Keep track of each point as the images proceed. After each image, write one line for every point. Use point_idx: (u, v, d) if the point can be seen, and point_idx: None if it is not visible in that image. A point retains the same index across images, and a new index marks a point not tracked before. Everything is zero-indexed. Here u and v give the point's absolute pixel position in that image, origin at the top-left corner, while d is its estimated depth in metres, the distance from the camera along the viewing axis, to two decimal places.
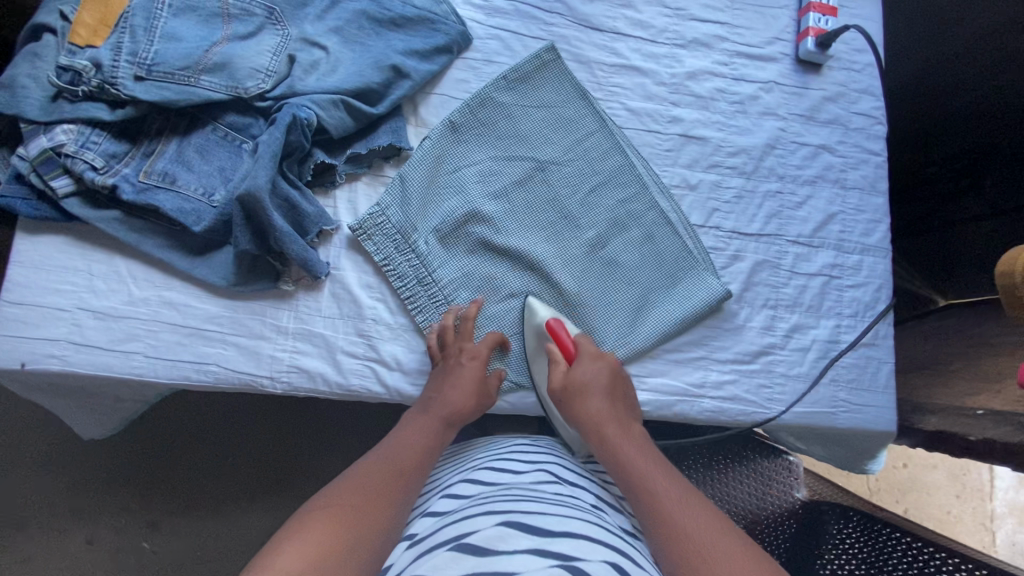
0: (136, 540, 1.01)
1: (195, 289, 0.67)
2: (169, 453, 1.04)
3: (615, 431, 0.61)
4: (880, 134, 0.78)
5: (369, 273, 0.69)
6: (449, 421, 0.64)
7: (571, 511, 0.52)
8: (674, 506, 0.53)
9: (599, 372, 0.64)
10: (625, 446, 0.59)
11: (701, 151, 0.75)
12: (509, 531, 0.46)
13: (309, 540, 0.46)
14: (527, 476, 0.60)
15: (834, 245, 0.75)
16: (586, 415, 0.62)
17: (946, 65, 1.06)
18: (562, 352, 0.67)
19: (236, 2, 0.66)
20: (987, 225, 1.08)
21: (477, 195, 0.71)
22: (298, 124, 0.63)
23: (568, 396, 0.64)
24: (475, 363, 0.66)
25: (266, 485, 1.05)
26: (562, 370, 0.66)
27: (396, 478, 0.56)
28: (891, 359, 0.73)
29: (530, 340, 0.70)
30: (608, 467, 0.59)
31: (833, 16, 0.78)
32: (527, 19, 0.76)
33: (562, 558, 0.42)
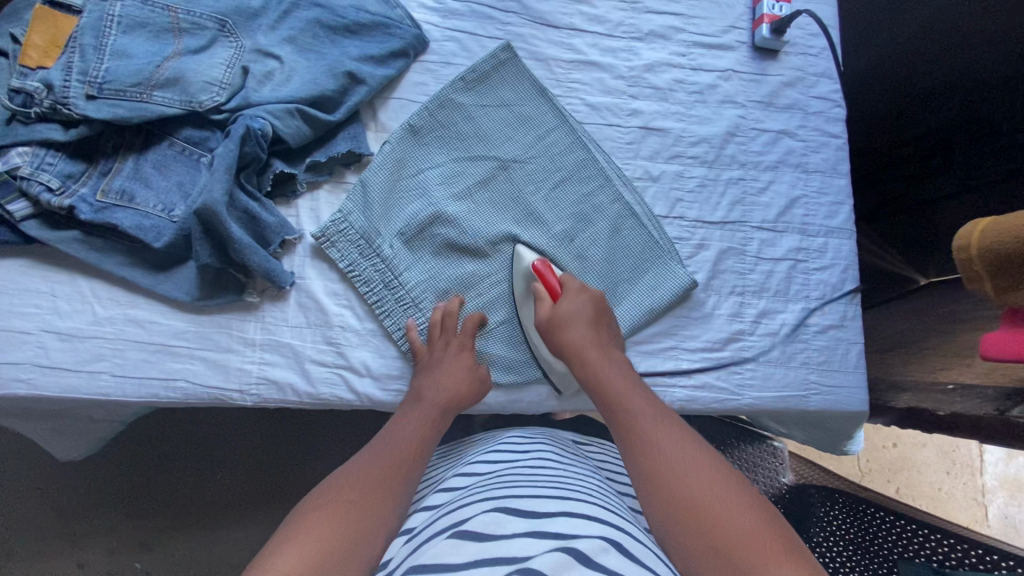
0: (128, 560, 1.00)
1: (160, 306, 0.67)
2: (153, 472, 1.03)
3: (598, 355, 0.62)
4: (839, 117, 0.79)
5: (335, 280, 0.69)
6: (447, 406, 0.63)
7: (565, 492, 0.54)
8: (652, 428, 0.54)
9: (583, 305, 0.65)
10: (608, 371, 0.61)
11: (662, 142, 0.76)
12: (505, 517, 0.47)
13: (309, 537, 0.45)
14: (524, 464, 0.61)
15: (798, 230, 0.75)
16: (569, 342, 0.63)
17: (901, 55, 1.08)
18: (546, 292, 0.67)
19: (186, 16, 0.66)
20: (963, 200, 1.09)
21: (441, 197, 0.71)
22: (252, 135, 0.63)
23: (552, 329, 0.64)
24: (465, 355, 0.67)
25: (252, 499, 1.04)
26: (547, 305, 0.66)
27: (398, 468, 0.55)
28: (860, 339, 0.74)
29: (519, 282, 0.70)
30: (589, 385, 0.61)
31: (787, 2, 0.78)
32: (483, 20, 0.76)
33: (561, 539, 0.44)
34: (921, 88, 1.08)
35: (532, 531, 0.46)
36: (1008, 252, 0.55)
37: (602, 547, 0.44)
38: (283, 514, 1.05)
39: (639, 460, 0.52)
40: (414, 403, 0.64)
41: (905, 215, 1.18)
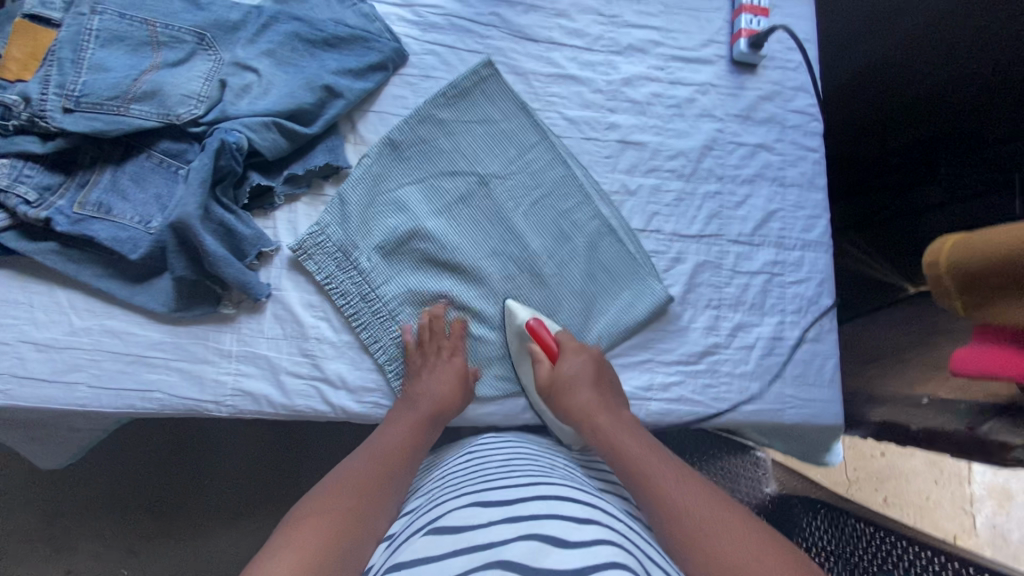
0: (114, 565, 1.00)
1: (138, 317, 0.67)
2: (138, 479, 1.03)
3: (608, 418, 0.62)
4: (817, 131, 0.79)
5: (311, 292, 0.70)
6: (434, 417, 0.65)
7: (539, 477, 0.56)
8: (670, 488, 0.54)
9: (585, 364, 0.66)
10: (619, 432, 0.60)
11: (640, 156, 0.76)
12: (481, 508, 0.50)
13: (302, 544, 0.47)
14: (500, 456, 0.63)
15: (774, 243, 0.75)
16: (578, 405, 0.63)
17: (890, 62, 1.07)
18: (545, 352, 0.68)
19: (165, 30, 0.67)
20: (949, 212, 1.09)
21: (420, 212, 0.72)
22: (227, 149, 0.63)
23: (557, 392, 0.65)
24: (455, 360, 0.69)
25: (238, 506, 1.05)
26: (546, 368, 0.67)
27: (383, 477, 0.57)
28: (835, 353, 0.74)
29: (513, 339, 0.71)
30: (605, 451, 0.60)
31: (764, 17, 0.79)
32: (462, 33, 0.77)
33: (532, 520, 0.46)
34: (907, 100, 1.08)
35: (507, 516, 0.48)
36: (972, 270, 0.56)
37: (574, 524, 0.46)
38: (269, 521, 1.05)
39: (674, 532, 0.50)
40: (404, 408, 0.65)
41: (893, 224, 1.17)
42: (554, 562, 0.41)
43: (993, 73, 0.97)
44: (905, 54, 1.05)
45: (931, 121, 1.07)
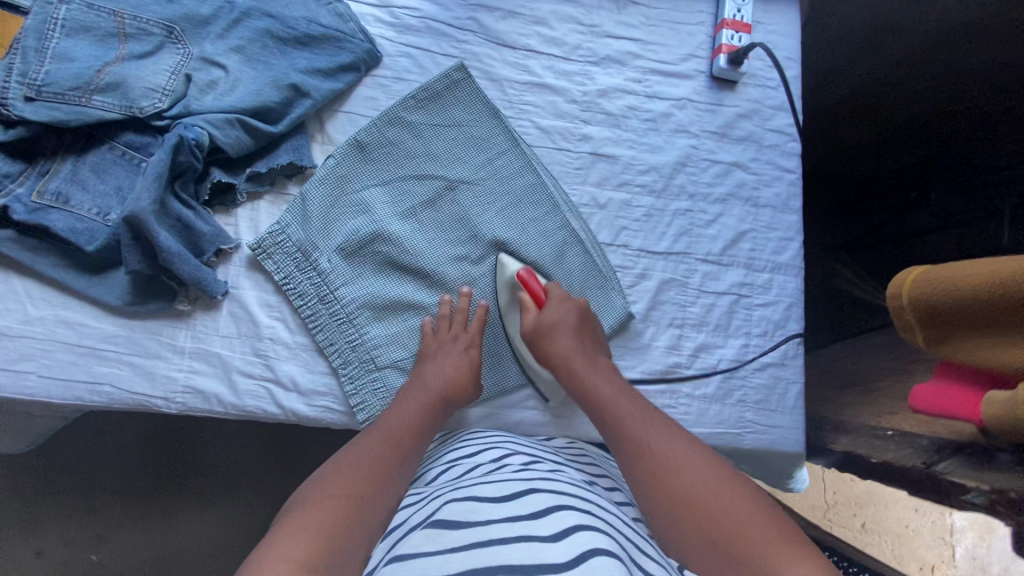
0: (83, 551, 1.00)
1: (92, 309, 0.66)
2: (107, 467, 1.03)
3: (585, 364, 0.64)
4: (794, 151, 0.78)
5: (270, 291, 0.69)
6: (445, 399, 0.64)
7: (533, 473, 0.55)
8: (635, 422, 0.57)
9: (567, 313, 0.66)
10: (596, 382, 0.62)
11: (610, 169, 0.75)
12: (477, 504, 0.48)
13: (307, 531, 0.46)
14: (494, 451, 0.61)
15: (743, 264, 0.74)
16: (556, 352, 0.64)
17: (863, 95, 1.07)
18: (531, 300, 0.69)
19: (133, 22, 0.66)
20: (940, 236, 1.05)
21: (384, 215, 0.71)
22: (186, 145, 0.63)
23: (537, 339, 0.66)
24: (471, 353, 0.67)
25: (211, 494, 1.04)
26: (532, 315, 0.68)
27: (395, 458, 0.57)
28: (800, 379, 0.72)
29: (503, 292, 0.71)
30: (581, 397, 0.62)
31: (746, 33, 0.78)
32: (438, 36, 0.76)
33: (532, 517, 0.46)
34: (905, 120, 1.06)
35: (507, 513, 0.47)
36: (940, 305, 0.53)
37: (565, 513, 0.46)
38: (241, 509, 1.04)
39: (637, 467, 0.53)
40: (417, 391, 0.64)
41: (885, 246, 1.13)
42: (553, 557, 0.41)
43: (991, 95, 0.93)
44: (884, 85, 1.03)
45: (930, 141, 1.05)
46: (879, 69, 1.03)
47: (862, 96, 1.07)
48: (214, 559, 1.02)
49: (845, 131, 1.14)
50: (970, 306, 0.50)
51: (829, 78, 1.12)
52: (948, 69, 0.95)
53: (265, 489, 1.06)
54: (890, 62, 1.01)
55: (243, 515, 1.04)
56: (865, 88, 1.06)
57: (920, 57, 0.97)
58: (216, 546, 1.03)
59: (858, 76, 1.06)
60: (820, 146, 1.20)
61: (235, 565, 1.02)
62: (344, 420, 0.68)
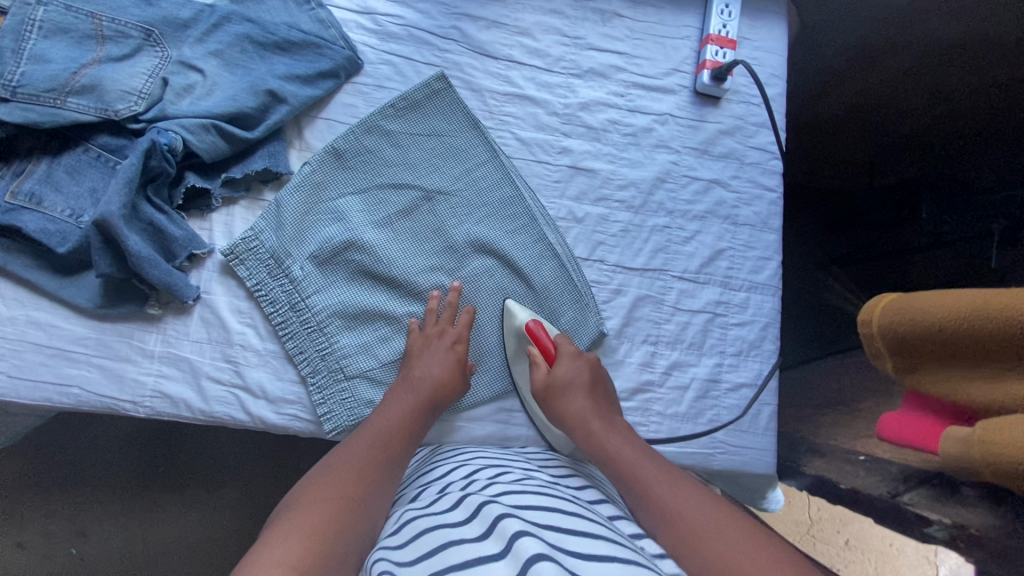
0: (65, 546, 0.97)
1: (63, 310, 0.66)
2: (95, 457, 1.00)
3: (602, 424, 0.62)
4: (776, 169, 0.77)
5: (241, 297, 0.69)
6: (433, 399, 0.64)
7: (495, 486, 0.55)
8: (662, 486, 0.55)
9: (578, 370, 0.65)
10: (614, 441, 0.60)
11: (589, 183, 0.74)
12: (438, 530, 0.48)
13: (298, 535, 0.48)
14: (463, 466, 0.61)
15: (720, 282, 0.73)
16: (571, 411, 0.63)
17: (850, 113, 1.05)
18: (541, 355, 0.68)
19: (111, 24, 0.66)
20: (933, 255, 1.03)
21: (359, 224, 0.70)
22: (158, 149, 0.63)
23: (550, 397, 0.65)
24: (459, 347, 0.68)
25: (193, 489, 1.01)
26: (542, 371, 0.67)
27: (382, 459, 0.58)
28: (773, 401, 0.72)
29: (512, 342, 0.71)
30: (599, 458, 0.60)
31: (731, 49, 0.77)
32: (421, 44, 0.76)
33: (489, 535, 0.46)
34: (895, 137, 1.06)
35: (467, 534, 0.47)
36: (905, 333, 0.51)
37: (507, 519, 0.46)
38: (228, 507, 1.01)
39: (666, 532, 0.52)
40: (405, 391, 0.64)
41: (879, 262, 1.10)
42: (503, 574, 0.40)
43: (990, 113, 0.93)
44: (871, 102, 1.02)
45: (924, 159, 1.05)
46: (862, 89, 1.01)
47: (848, 114, 1.06)
48: (196, 557, 0.99)
49: (831, 147, 1.13)
50: (934, 335, 0.49)
51: (810, 100, 1.09)
52: (940, 88, 0.95)
53: (247, 488, 1.02)
54: (874, 82, 0.99)
55: (226, 514, 1.01)
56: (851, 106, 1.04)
57: (910, 77, 0.96)
58: (203, 541, 1.00)
59: (842, 96, 1.04)
60: (805, 164, 1.18)
61: (215, 564, 0.99)
62: (311, 429, 0.68)
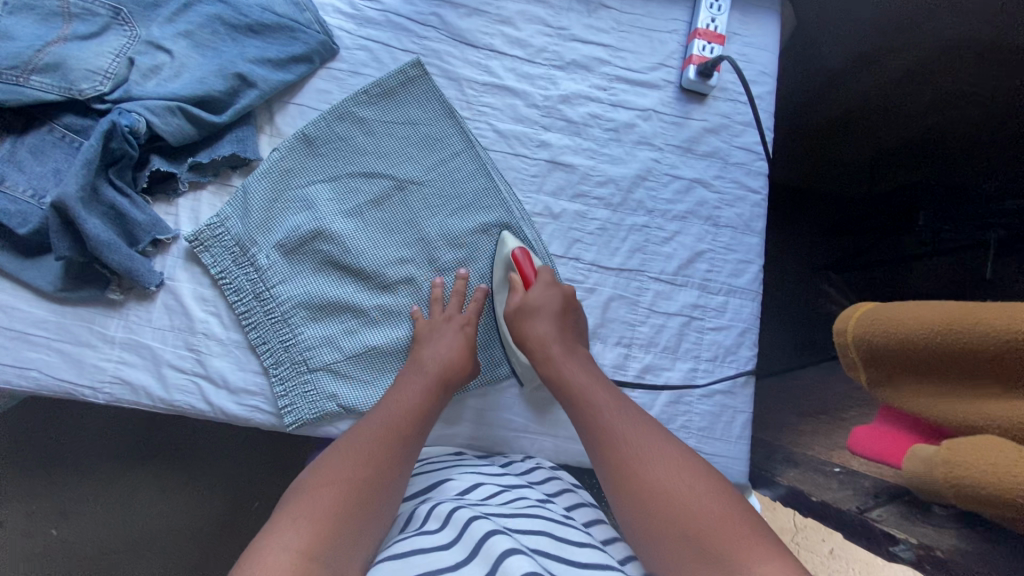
0: (42, 526, 0.97)
1: (24, 292, 0.65)
2: (75, 438, 1.00)
3: (562, 349, 0.61)
4: (761, 171, 0.75)
5: (205, 285, 0.67)
6: (445, 381, 0.62)
7: (489, 505, 0.54)
8: (609, 411, 0.55)
9: (552, 299, 0.63)
10: (571, 368, 0.60)
11: (567, 179, 0.72)
12: (430, 550, 0.47)
13: (306, 524, 0.46)
14: (452, 480, 0.59)
15: (697, 285, 0.71)
16: (533, 335, 0.62)
17: (850, 113, 1.02)
18: (521, 281, 0.66)
19: (78, 1, 0.65)
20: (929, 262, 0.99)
21: (328, 213, 0.69)
22: (118, 131, 0.62)
23: (518, 319, 0.64)
24: (468, 331, 0.66)
25: (170, 476, 1.00)
26: (517, 296, 0.65)
27: (396, 439, 0.55)
28: (749, 409, 0.70)
29: (499, 270, 0.69)
30: (553, 383, 0.60)
31: (719, 44, 0.75)
32: (399, 30, 0.73)
33: (480, 555, 0.45)
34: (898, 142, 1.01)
35: (459, 556, 0.46)
36: (879, 347, 0.50)
37: (496, 539, 0.45)
38: (202, 496, 1.00)
39: (606, 454, 0.52)
40: (415, 373, 0.62)
41: (878, 269, 1.07)
42: None
43: (984, 120, 0.88)
44: (875, 105, 0.99)
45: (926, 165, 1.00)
46: (863, 90, 0.98)
47: (848, 117, 1.03)
48: (171, 544, 0.98)
49: (829, 149, 1.10)
50: (909, 349, 0.47)
51: (812, 97, 1.06)
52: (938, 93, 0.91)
53: (224, 476, 1.01)
54: (880, 80, 0.95)
55: (202, 500, 1.00)
56: (852, 108, 1.01)
57: (911, 79, 0.92)
58: (176, 528, 0.99)
59: (846, 93, 1.01)
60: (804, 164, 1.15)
61: (190, 552, 0.98)
62: (272, 421, 0.67)
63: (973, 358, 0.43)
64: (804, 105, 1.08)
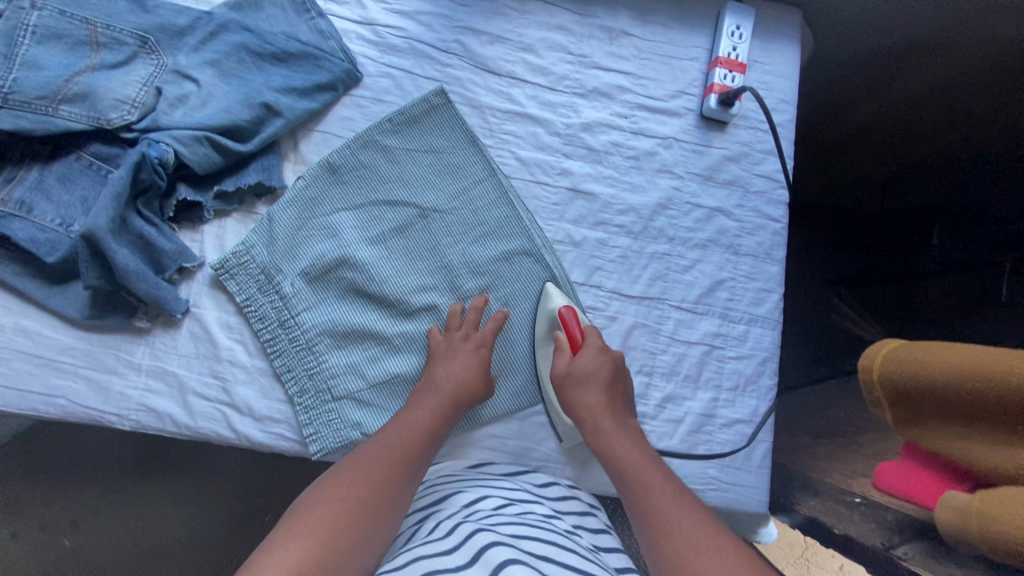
0: (57, 537, 0.97)
1: (51, 319, 0.65)
2: (92, 449, 1.00)
3: (613, 422, 0.63)
4: (782, 199, 0.75)
5: (230, 312, 0.68)
6: (455, 403, 0.63)
7: (495, 516, 0.55)
8: (655, 486, 0.57)
9: (603, 365, 0.64)
10: (621, 443, 0.61)
11: (588, 207, 0.73)
12: (431, 559, 0.48)
13: (303, 538, 0.49)
14: (462, 493, 0.60)
15: (718, 315, 0.72)
16: (585, 405, 0.63)
17: (864, 132, 1.01)
18: (568, 342, 0.67)
19: (106, 31, 0.65)
20: (937, 285, 1.00)
21: (352, 241, 0.69)
22: (148, 163, 0.62)
23: (568, 383, 0.64)
24: (483, 351, 0.67)
25: (186, 488, 1.01)
26: (565, 359, 0.66)
27: (403, 463, 0.57)
28: (769, 438, 0.70)
29: (542, 325, 0.69)
30: (604, 457, 0.61)
31: (740, 73, 0.75)
32: (421, 58, 0.74)
33: (478, 561, 0.45)
34: (918, 157, 0.99)
35: (457, 563, 0.47)
36: (910, 387, 0.50)
37: (496, 549, 0.46)
38: (218, 510, 1.00)
39: (650, 534, 0.54)
40: (430, 394, 0.63)
41: (887, 284, 1.08)
42: None
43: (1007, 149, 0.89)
44: (889, 125, 0.98)
45: (940, 186, 1.01)
46: (878, 111, 0.97)
47: (860, 135, 1.03)
48: (185, 557, 0.99)
49: (842, 166, 1.10)
50: (935, 392, 0.48)
51: (823, 115, 1.04)
52: (973, 112, 0.88)
53: (239, 490, 1.01)
54: (897, 102, 0.94)
55: (217, 514, 1.00)
56: (864, 127, 1.01)
57: (927, 103, 0.91)
58: (191, 541, 0.99)
59: (859, 113, 0.99)
60: (816, 178, 1.15)
61: (204, 566, 0.98)
62: (296, 449, 0.67)
63: (987, 396, 0.44)
64: (820, 121, 1.06)
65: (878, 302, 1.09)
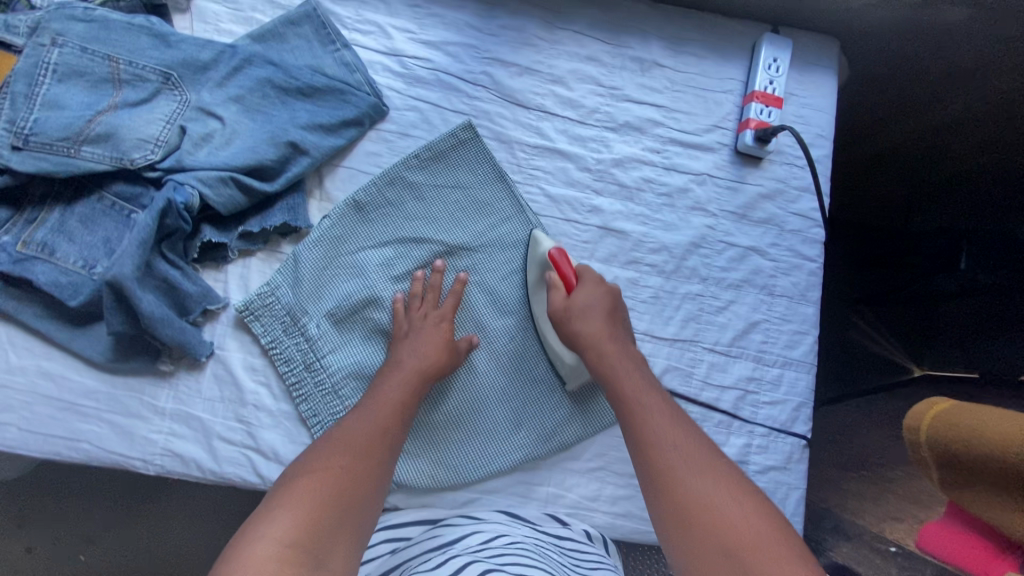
0: (73, 552, 0.97)
1: (75, 362, 0.64)
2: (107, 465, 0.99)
3: (610, 345, 0.60)
4: (817, 238, 0.73)
5: (255, 354, 0.67)
6: (427, 374, 0.62)
7: (510, 555, 0.52)
8: (650, 407, 0.56)
9: (600, 298, 0.63)
10: (619, 366, 0.59)
11: (619, 246, 0.71)
12: None
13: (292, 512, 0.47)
14: (477, 534, 0.58)
15: (752, 358, 0.70)
16: (583, 335, 0.61)
17: (892, 154, 0.95)
18: (561, 280, 0.64)
19: (128, 67, 0.63)
20: (963, 305, 0.96)
21: (378, 280, 0.68)
22: (174, 208, 0.61)
23: (566, 319, 0.62)
24: (443, 326, 0.65)
25: (201, 508, 0.99)
26: (559, 295, 0.64)
27: (386, 433, 0.56)
28: (802, 485, 0.69)
29: (535, 269, 0.68)
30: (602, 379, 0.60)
31: (777, 107, 0.73)
32: (449, 90, 0.72)
33: None
34: (943, 178, 0.93)
35: None
36: (955, 451, 0.49)
37: None
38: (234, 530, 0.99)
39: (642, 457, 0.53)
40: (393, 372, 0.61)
41: (905, 306, 1.02)
42: None
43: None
44: (920, 148, 0.91)
45: (971, 211, 0.93)
46: (909, 133, 0.90)
47: (887, 157, 0.96)
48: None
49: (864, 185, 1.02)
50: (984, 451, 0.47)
51: (851, 133, 0.97)
52: (989, 140, 0.84)
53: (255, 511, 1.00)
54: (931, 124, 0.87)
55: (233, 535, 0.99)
56: (891, 149, 0.94)
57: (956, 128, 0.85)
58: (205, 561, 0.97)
59: (890, 132, 0.92)
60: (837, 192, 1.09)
61: None
62: None
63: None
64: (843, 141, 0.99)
65: (899, 319, 1.03)
